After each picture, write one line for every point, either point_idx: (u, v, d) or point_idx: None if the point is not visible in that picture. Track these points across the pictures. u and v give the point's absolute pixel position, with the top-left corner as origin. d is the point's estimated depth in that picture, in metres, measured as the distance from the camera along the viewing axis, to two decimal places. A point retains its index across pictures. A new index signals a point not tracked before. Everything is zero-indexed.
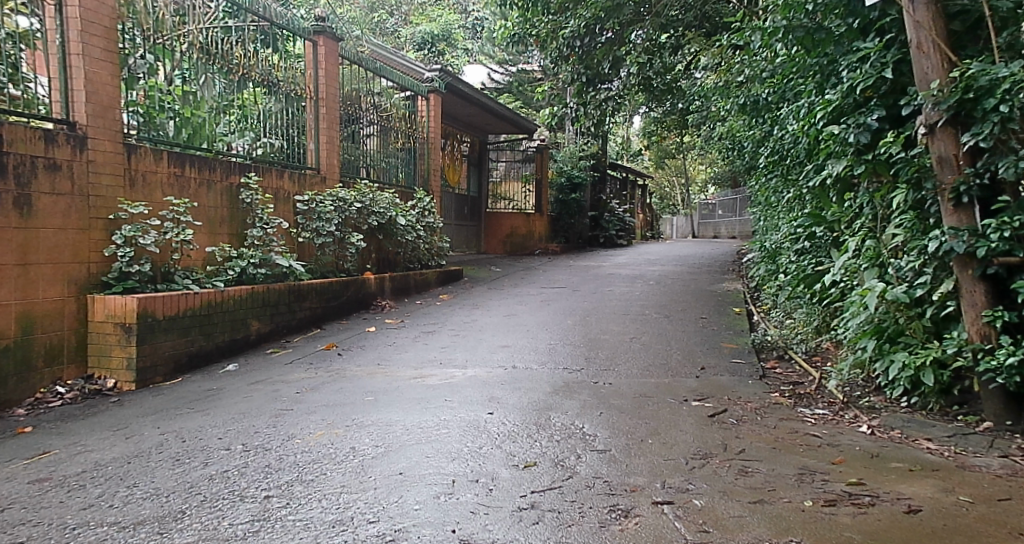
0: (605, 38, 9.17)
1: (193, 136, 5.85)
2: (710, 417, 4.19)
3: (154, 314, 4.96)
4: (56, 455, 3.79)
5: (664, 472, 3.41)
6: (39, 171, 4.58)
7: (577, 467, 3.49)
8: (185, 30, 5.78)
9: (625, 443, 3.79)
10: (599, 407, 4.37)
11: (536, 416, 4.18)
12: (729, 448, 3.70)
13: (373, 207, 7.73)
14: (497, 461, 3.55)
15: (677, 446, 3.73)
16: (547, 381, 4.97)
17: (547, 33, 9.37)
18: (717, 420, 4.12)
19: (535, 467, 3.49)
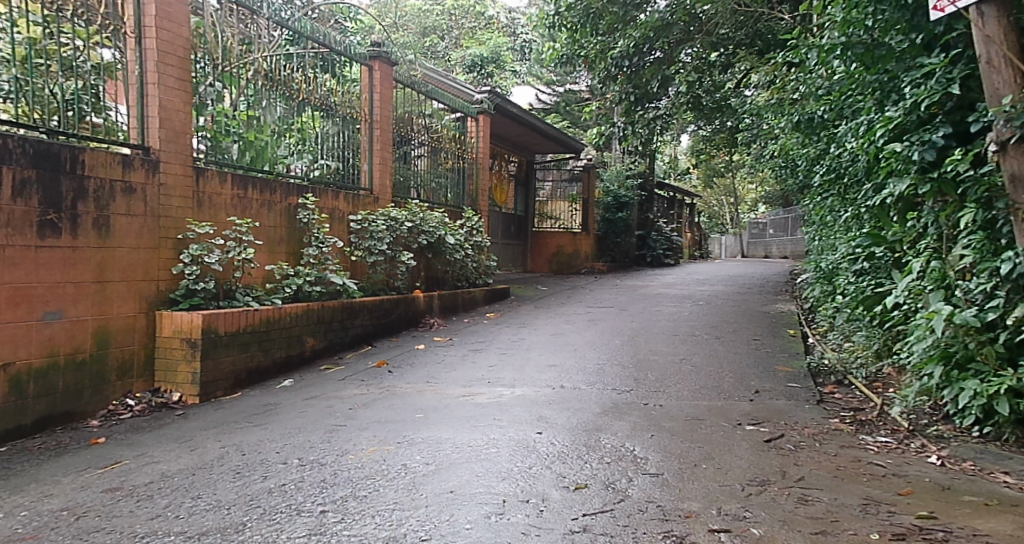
0: (654, 58, 9.25)
1: (255, 158, 6.06)
2: (767, 442, 4.12)
3: (217, 330, 5.11)
4: (127, 466, 3.94)
5: (719, 499, 3.37)
6: (117, 194, 4.80)
7: (628, 490, 3.47)
8: (252, 58, 5.99)
9: (678, 467, 3.75)
10: (649, 430, 4.34)
11: (585, 438, 4.18)
12: (787, 476, 3.64)
13: (422, 227, 7.89)
14: (548, 482, 3.56)
15: (732, 472, 3.68)
16: (596, 401, 4.96)
17: (596, 54, 9.49)
18: (774, 446, 4.05)
19: (586, 489, 3.48)
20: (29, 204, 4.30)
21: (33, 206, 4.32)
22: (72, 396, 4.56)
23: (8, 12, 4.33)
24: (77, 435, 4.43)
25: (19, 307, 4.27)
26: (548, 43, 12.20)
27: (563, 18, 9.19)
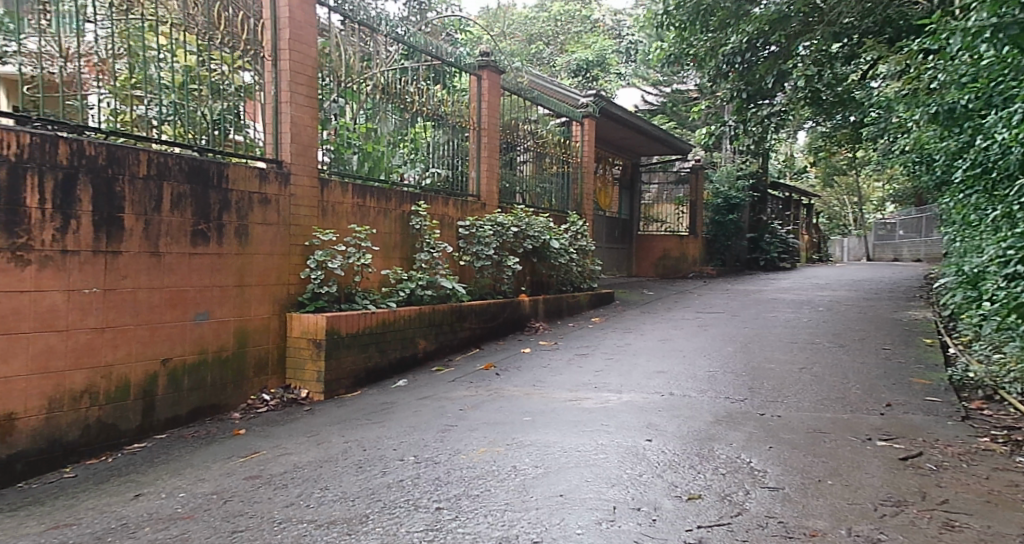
0: (769, 53, 8.99)
1: (372, 169, 6.37)
2: (903, 460, 3.94)
3: (340, 331, 5.41)
4: (263, 456, 4.25)
5: (849, 518, 3.26)
6: (255, 205, 5.17)
7: (746, 504, 3.41)
8: (371, 74, 6.30)
9: (800, 482, 3.65)
10: (767, 441, 4.24)
11: (698, 447, 4.13)
12: (929, 497, 3.47)
13: (528, 231, 8.00)
14: (659, 490, 3.56)
15: (862, 490, 3.55)
16: (708, 410, 4.89)
17: (706, 51, 9.44)
18: (912, 465, 3.86)
19: (700, 500, 3.46)
20: (184, 215, 4.71)
21: (187, 217, 4.72)
22: (217, 390, 4.97)
23: (168, 43, 4.76)
24: (221, 426, 4.82)
25: (175, 309, 4.69)
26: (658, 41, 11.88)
27: (671, 16, 9.30)
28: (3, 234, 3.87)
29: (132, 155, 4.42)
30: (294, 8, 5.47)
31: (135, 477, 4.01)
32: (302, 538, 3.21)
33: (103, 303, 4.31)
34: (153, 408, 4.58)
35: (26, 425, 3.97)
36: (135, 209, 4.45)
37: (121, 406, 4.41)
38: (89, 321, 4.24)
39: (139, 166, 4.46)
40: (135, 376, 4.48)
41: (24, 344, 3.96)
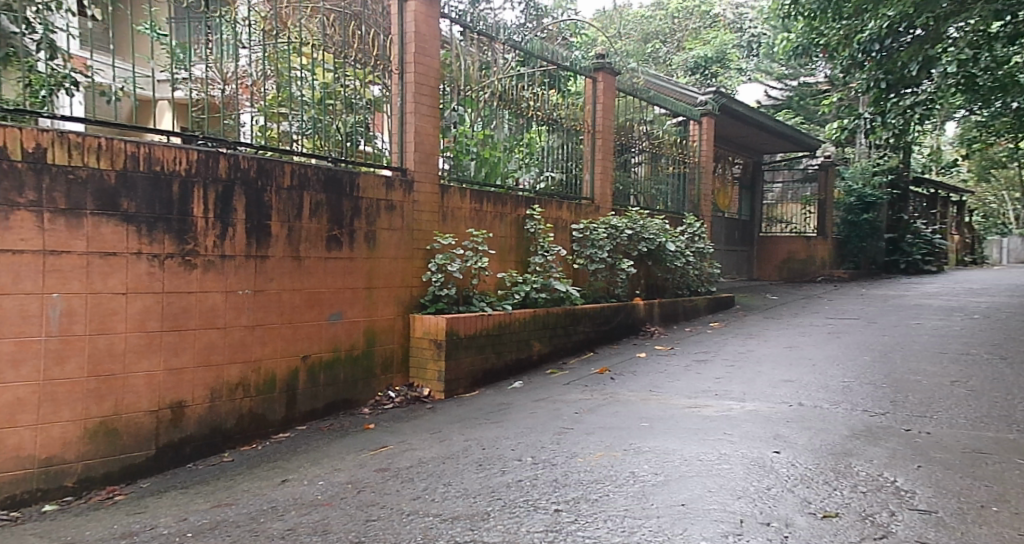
0: (914, 37, 8.32)
1: (489, 174, 6.52)
2: None
3: (459, 331, 5.57)
4: (391, 449, 4.51)
5: None
6: (382, 212, 5.42)
7: (891, 526, 3.23)
8: (489, 81, 6.46)
9: (955, 506, 3.41)
10: (914, 460, 3.99)
11: (833, 462, 3.96)
12: None
13: (643, 234, 7.88)
14: (790, 506, 3.44)
15: None
16: (845, 423, 4.66)
17: (841, 40, 9.16)
18: None
19: (837, 519, 3.30)
20: (321, 221, 5.01)
21: (323, 223, 5.02)
22: (349, 386, 5.26)
23: (308, 62, 5.11)
24: (351, 420, 5.11)
25: (314, 309, 5.00)
26: (787, 31, 11.33)
27: (800, 7, 9.41)
28: (174, 241, 4.31)
29: (278, 167, 4.75)
30: (420, 23, 5.66)
31: (280, 464, 4.37)
32: (428, 531, 3.35)
33: (253, 304, 4.68)
34: (294, 401, 4.92)
35: (194, 413, 4.42)
36: (280, 217, 4.79)
37: (268, 398, 4.78)
38: (242, 320, 4.63)
39: (284, 177, 4.79)
40: (280, 371, 4.83)
41: (191, 339, 4.40)
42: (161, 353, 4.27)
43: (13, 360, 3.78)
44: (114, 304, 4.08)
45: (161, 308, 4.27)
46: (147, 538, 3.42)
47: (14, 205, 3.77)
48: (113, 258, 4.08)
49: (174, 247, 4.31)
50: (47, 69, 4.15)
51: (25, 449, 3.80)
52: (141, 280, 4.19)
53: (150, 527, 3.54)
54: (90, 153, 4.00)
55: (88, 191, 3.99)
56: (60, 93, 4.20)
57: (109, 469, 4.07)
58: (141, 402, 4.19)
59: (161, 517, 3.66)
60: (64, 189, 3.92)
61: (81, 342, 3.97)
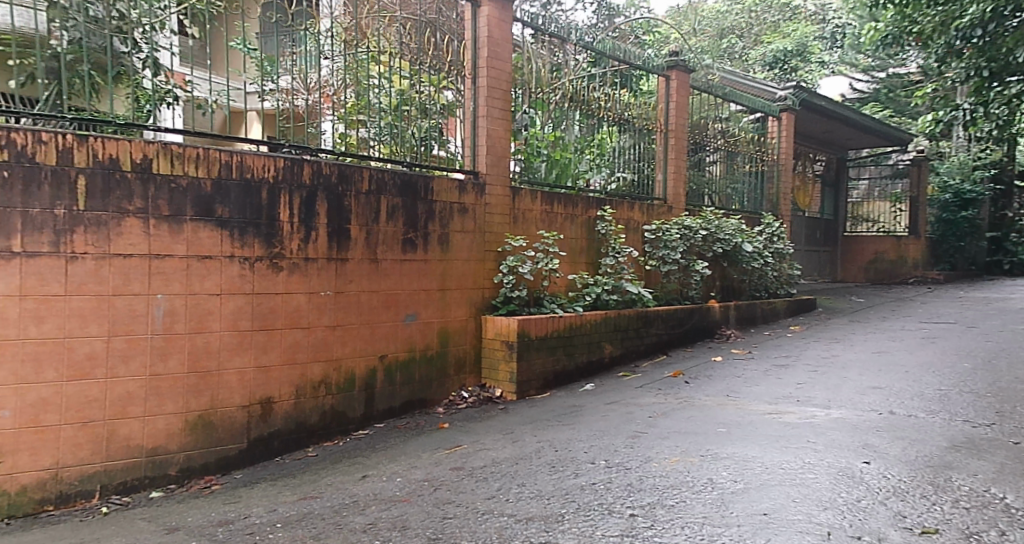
0: (1019, 22, 7.88)
1: (560, 176, 6.52)
2: None
3: (530, 333, 5.59)
4: (465, 449, 4.62)
5: None
6: (455, 215, 5.48)
7: None
8: (560, 83, 6.46)
9: None
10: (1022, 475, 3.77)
11: (930, 475, 3.78)
12: None
13: (718, 234, 7.72)
14: (883, 519, 3.29)
15: None
16: (943, 434, 4.44)
17: (934, 27, 8.67)
18: None
19: (936, 535, 3.15)
20: (397, 225, 5.11)
21: (400, 226, 5.13)
22: (424, 385, 5.36)
23: (386, 70, 5.22)
24: (426, 419, 5.22)
25: (390, 310, 5.11)
26: (874, 20, 10.85)
27: None
28: (263, 245, 4.50)
29: (358, 172, 4.88)
30: (492, 27, 5.71)
31: (360, 460, 4.54)
32: (503, 531, 3.39)
33: (334, 305, 4.82)
34: (372, 399, 5.05)
35: (280, 408, 4.61)
36: (359, 221, 4.91)
37: (349, 396, 4.92)
38: (324, 320, 4.77)
39: (363, 182, 4.91)
40: (359, 370, 4.96)
41: (277, 339, 4.58)
42: (251, 351, 4.47)
43: (124, 357, 4.06)
44: (210, 304, 4.31)
45: (251, 309, 4.47)
46: (240, 527, 3.63)
47: (125, 212, 4.06)
48: (209, 261, 4.31)
49: (262, 251, 4.50)
50: (152, 84, 4.35)
51: (135, 439, 4.09)
52: (233, 282, 4.40)
53: (243, 516, 3.77)
54: (189, 162, 4.22)
55: (188, 199, 4.23)
56: (163, 106, 4.40)
57: (207, 459, 4.32)
58: (234, 397, 4.41)
59: (253, 507, 3.88)
60: (167, 196, 4.17)
61: (182, 340, 4.22)
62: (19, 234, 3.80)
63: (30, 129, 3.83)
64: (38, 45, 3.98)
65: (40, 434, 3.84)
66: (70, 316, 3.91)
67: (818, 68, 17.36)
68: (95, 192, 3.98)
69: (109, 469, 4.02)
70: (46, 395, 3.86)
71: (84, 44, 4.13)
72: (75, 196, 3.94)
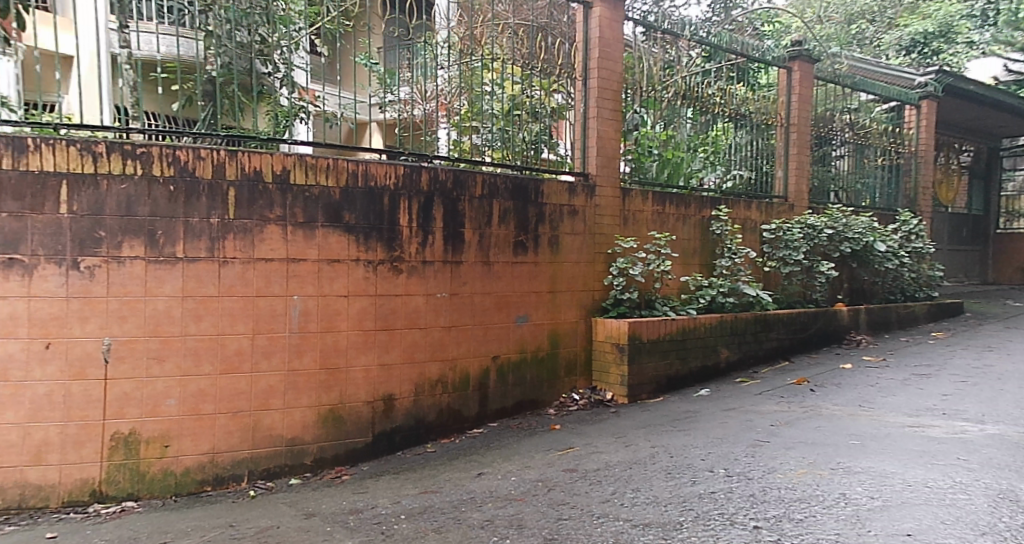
0: None
1: (672, 175, 6.37)
2: None
3: (641, 336, 5.51)
4: (577, 451, 4.64)
5: None
6: (565, 217, 5.48)
7: None
8: (672, 80, 6.32)
9: None
10: None
11: None
12: None
13: (845, 232, 7.26)
14: None
15: None
16: None
17: None
18: None
19: None
20: (509, 228, 5.17)
21: (511, 229, 5.19)
22: (536, 386, 5.39)
23: (499, 76, 5.30)
24: (539, 420, 5.27)
25: (502, 312, 5.18)
26: None
27: None
28: (385, 249, 4.67)
29: (472, 177, 4.97)
30: (604, 28, 5.64)
31: (476, 457, 4.65)
32: (620, 536, 3.38)
33: (450, 306, 4.93)
34: (486, 399, 5.13)
35: (401, 405, 4.77)
36: (472, 225, 5.01)
37: (464, 395, 5.03)
38: (440, 321, 4.90)
39: (476, 187, 5.00)
40: (473, 370, 5.06)
41: (398, 338, 4.74)
42: (375, 350, 4.66)
43: (266, 353, 4.36)
44: (339, 304, 4.55)
45: (375, 310, 4.66)
46: (369, 517, 3.83)
47: (267, 220, 4.35)
48: (338, 264, 4.53)
49: (385, 254, 4.68)
50: (287, 102, 4.61)
51: (277, 429, 4.39)
52: (357, 285, 4.60)
53: (371, 507, 3.97)
54: (321, 172, 4.46)
55: (320, 207, 4.47)
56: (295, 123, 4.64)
57: (338, 450, 4.56)
58: (360, 394, 4.62)
59: (379, 498, 4.08)
60: (302, 205, 4.43)
61: (315, 338, 4.48)
62: (181, 241, 4.17)
63: (191, 146, 4.20)
64: (197, 70, 4.35)
65: (199, 421, 4.22)
66: (224, 315, 4.26)
67: (966, 49, 14.77)
68: (242, 202, 4.29)
69: (255, 456, 4.34)
70: (204, 387, 4.23)
71: (233, 67, 4.43)
72: (226, 206, 4.27)
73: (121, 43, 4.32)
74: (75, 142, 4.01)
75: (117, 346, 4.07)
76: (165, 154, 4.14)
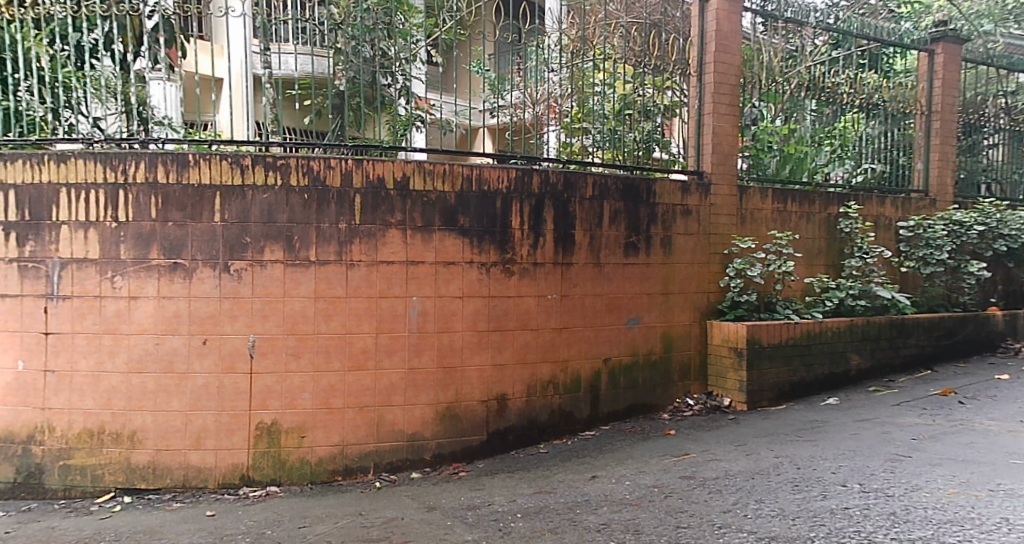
0: None
1: (794, 171, 6.14)
2: None
3: (761, 341, 5.28)
4: (694, 458, 4.52)
5: None
6: (678, 217, 5.34)
7: None
8: (795, 71, 6.06)
9: None
10: None
11: None
12: None
13: (1000, 230, 6.50)
14: None
15: None
16: None
17: None
18: None
19: None
20: (620, 229, 5.12)
21: (622, 231, 5.12)
22: (649, 390, 5.30)
23: (609, 77, 5.25)
24: (653, 424, 5.17)
25: (613, 314, 5.13)
26: None
27: None
28: (498, 251, 4.76)
29: (582, 179, 4.97)
30: (722, 20, 5.48)
31: (589, 460, 4.64)
32: None
33: (560, 307, 4.95)
34: (598, 401, 5.11)
35: (514, 405, 4.84)
36: (583, 226, 5.00)
37: (576, 397, 5.03)
38: (551, 322, 4.92)
39: (587, 188, 4.98)
40: (585, 371, 5.05)
41: (510, 339, 4.81)
42: (488, 350, 4.75)
43: (388, 351, 4.56)
44: (455, 305, 4.68)
45: (488, 310, 4.75)
46: (486, 513, 3.94)
47: (388, 224, 4.54)
48: (453, 266, 4.66)
49: (497, 256, 4.76)
50: (405, 111, 4.81)
51: (399, 424, 4.58)
52: (471, 286, 4.71)
53: (488, 503, 4.08)
54: (437, 177, 4.60)
55: (437, 211, 4.61)
56: (413, 130, 4.83)
57: (454, 447, 4.69)
58: (475, 392, 4.73)
59: (496, 496, 4.17)
60: (420, 209, 4.59)
61: (433, 338, 4.63)
62: (314, 245, 4.45)
63: (323, 157, 4.46)
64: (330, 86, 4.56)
65: (329, 414, 4.49)
66: (349, 315, 4.50)
67: None
68: (366, 207, 4.50)
69: (380, 449, 4.56)
70: (333, 382, 4.49)
71: (358, 80, 4.63)
72: (352, 211, 4.49)
73: (263, 64, 4.59)
74: (226, 157, 4.40)
75: (261, 343, 4.42)
76: (301, 164, 4.43)
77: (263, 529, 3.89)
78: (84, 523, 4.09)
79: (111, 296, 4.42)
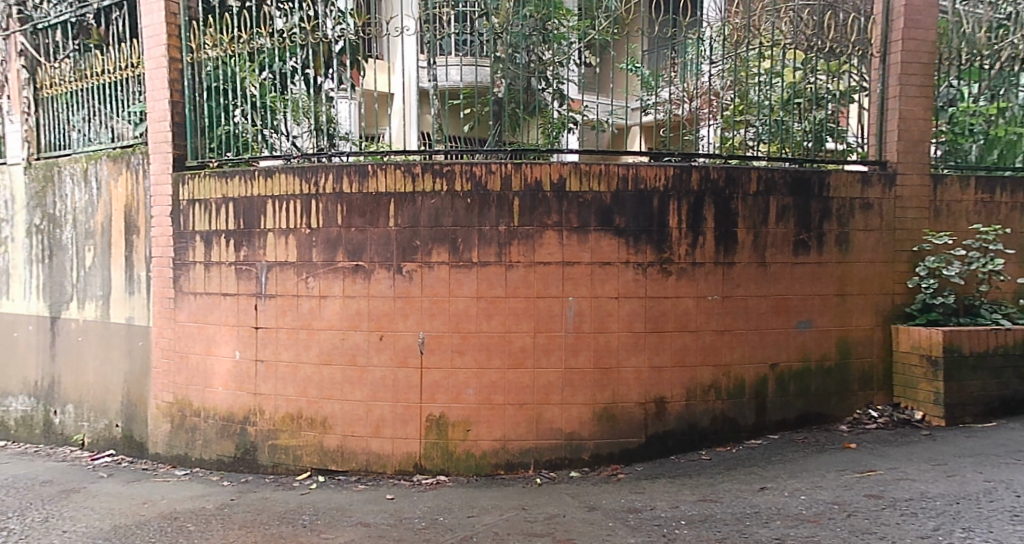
0: None
1: (1004, 155, 5.34)
2: None
3: (962, 348, 4.75)
4: (882, 476, 4.11)
5: None
6: (857, 212, 4.91)
7: None
8: (1008, 41, 5.35)
9: None
10: None
11: None
12: None
13: None
14: None
15: None
16: None
17: None
18: None
19: None
20: (789, 227, 4.80)
21: (791, 228, 4.80)
22: (823, 399, 4.92)
23: (775, 65, 4.95)
24: (831, 436, 4.78)
25: (781, 316, 4.81)
26: None
27: None
28: (655, 250, 4.66)
29: (745, 174, 4.72)
30: None
31: (757, 470, 4.39)
32: None
33: (722, 309, 4.73)
34: (764, 409, 4.83)
35: (673, 408, 4.71)
36: (746, 224, 4.75)
37: (740, 403, 4.78)
38: (712, 324, 4.73)
39: (751, 184, 4.73)
40: (749, 376, 4.79)
41: (668, 340, 4.69)
42: (646, 352, 4.67)
43: (546, 350, 4.64)
44: (611, 306, 4.65)
45: (645, 311, 4.67)
46: (649, 517, 3.88)
47: (545, 226, 4.62)
48: (609, 266, 4.64)
49: (653, 256, 4.66)
50: (558, 114, 4.87)
51: (557, 423, 4.65)
52: (627, 286, 4.65)
53: (650, 508, 4.01)
54: (593, 178, 4.60)
55: (593, 212, 4.61)
56: (566, 132, 4.87)
57: (612, 449, 4.67)
58: (632, 394, 4.67)
59: (658, 501, 4.09)
60: (576, 210, 4.61)
61: (589, 338, 4.64)
62: (476, 247, 4.64)
63: (484, 162, 4.63)
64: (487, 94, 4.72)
65: (492, 409, 4.66)
66: (509, 314, 4.64)
67: None
68: (524, 209, 4.61)
69: (539, 446, 4.65)
70: (495, 379, 4.65)
71: (515, 87, 4.81)
72: (511, 214, 4.63)
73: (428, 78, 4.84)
74: (399, 167, 4.71)
75: (429, 340, 4.70)
76: (465, 171, 4.63)
77: (435, 516, 4.14)
78: (289, 497, 4.61)
79: (306, 295, 4.93)
